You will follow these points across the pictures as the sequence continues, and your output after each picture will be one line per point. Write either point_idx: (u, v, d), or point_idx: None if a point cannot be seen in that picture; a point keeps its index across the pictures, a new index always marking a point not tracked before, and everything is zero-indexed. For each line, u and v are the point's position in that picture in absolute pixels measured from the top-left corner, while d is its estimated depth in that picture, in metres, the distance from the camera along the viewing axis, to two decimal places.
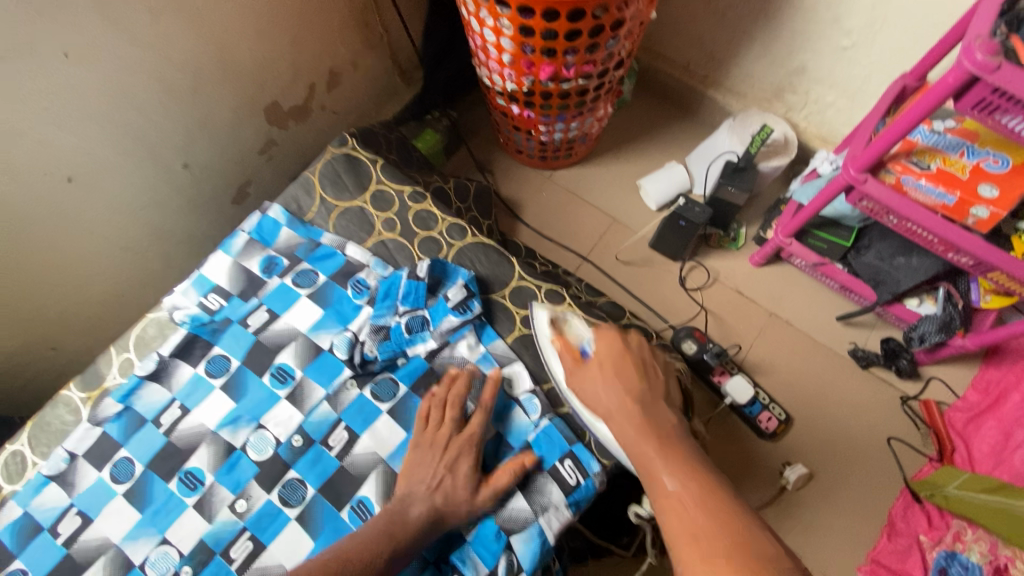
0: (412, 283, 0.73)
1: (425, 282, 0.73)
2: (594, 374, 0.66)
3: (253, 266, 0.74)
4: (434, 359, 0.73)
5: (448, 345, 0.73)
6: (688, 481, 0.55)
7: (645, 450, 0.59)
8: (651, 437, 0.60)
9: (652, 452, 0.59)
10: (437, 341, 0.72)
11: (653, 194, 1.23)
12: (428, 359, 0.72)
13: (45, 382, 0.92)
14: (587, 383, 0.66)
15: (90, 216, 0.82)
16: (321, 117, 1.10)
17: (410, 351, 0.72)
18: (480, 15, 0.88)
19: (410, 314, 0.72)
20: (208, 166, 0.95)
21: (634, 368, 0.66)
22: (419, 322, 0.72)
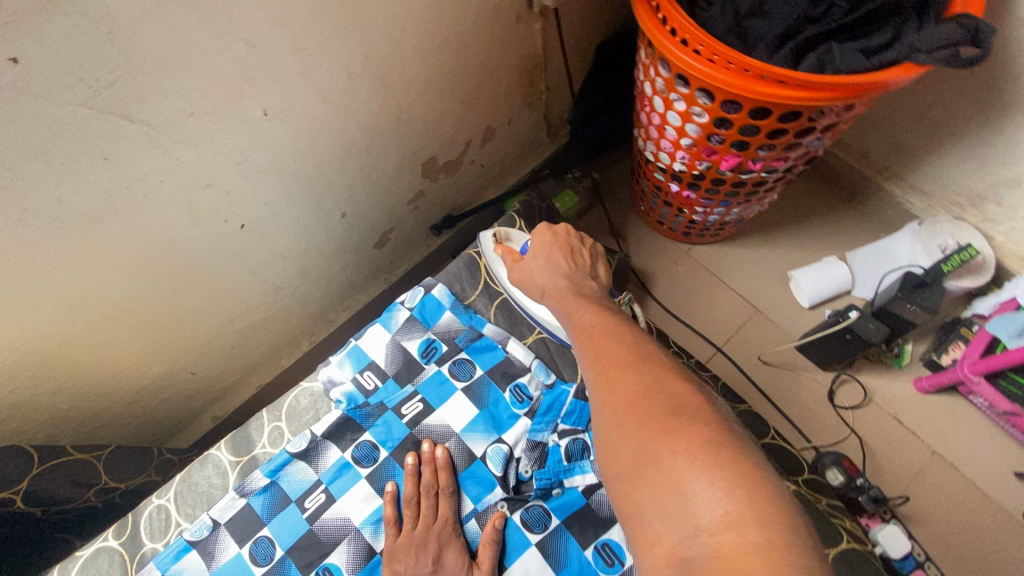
0: (578, 403, 0.70)
1: (592, 404, 0.70)
2: (529, 259, 0.71)
3: (412, 348, 0.73)
4: (591, 496, 0.67)
5: (608, 482, 0.67)
6: (599, 315, 0.61)
7: (614, 379, 0.54)
8: (624, 357, 0.55)
9: (629, 376, 0.53)
10: (597, 477, 0.67)
11: (806, 289, 1.11)
12: (585, 495, 0.67)
13: (179, 402, 0.94)
14: (542, 273, 0.69)
15: (251, 259, 0.83)
16: (469, 169, 1.09)
17: (565, 481, 0.67)
18: (669, 98, 0.82)
19: (570, 438, 0.69)
20: (360, 213, 0.94)
21: (582, 281, 0.67)
22: (579, 448, 0.68)
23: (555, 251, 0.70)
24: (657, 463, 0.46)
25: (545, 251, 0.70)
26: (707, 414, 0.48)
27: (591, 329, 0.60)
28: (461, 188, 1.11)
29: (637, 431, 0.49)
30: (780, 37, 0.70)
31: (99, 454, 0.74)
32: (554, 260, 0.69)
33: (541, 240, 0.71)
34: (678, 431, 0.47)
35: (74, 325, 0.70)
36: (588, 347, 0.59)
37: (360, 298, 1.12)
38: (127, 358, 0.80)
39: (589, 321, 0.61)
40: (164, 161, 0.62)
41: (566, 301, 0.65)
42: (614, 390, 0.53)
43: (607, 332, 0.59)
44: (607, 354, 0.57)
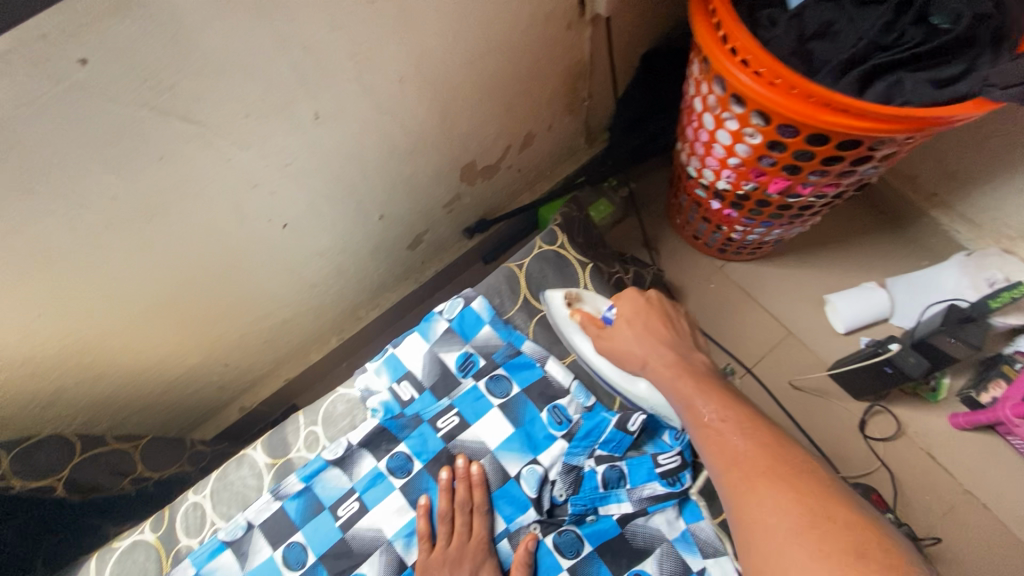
0: (618, 433, 0.68)
1: (633, 435, 0.68)
2: (621, 327, 0.68)
3: (449, 361, 0.73)
4: (626, 525, 0.66)
5: (644, 512, 0.66)
6: (719, 401, 0.59)
7: (760, 496, 0.51)
8: (774, 474, 0.52)
9: (779, 496, 0.50)
10: (633, 507, 0.65)
11: (842, 315, 1.09)
12: (620, 524, 0.65)
13: (210, 392, 0.95)
14: (638, 349, 0.65)
15: (291, 257, 0.84)
16: (507, 174, 1.08)
17: (600, 509, 0.66)
18: (721, 116, 0.80)
19: (608, 465, 0.67)
20: (397, 214, 0.94)
21: (694, 364, 0.64)
22: (617, 476, 0.67)
23: (651, 321, 0.67)
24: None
25: (637, 322, 0.67)
26: (885, 556, 0.44)
27: (725, 436, 0.56)
28: (497, 192, 1.11)
29: (802, 568, 0.45)
30: (847, 63, 0.67)
31: None
32: (662, 340, 0.66)
33: (635, 308, 0.68)
34: (859, 574, 0.43)
35: (119, 317, 0.71)
36: (721, 454, 0.55)
37: (391, 297, 1.12)
38: (166, 350, 0.81)
39: (724, 423, 0.57)
40: (217, 161, 0.62)
41: (684, 390, 0.61)
42: (762, 510, 0.50)
43: (747, 440, 0.55)
44: (746, 466, 0.53)
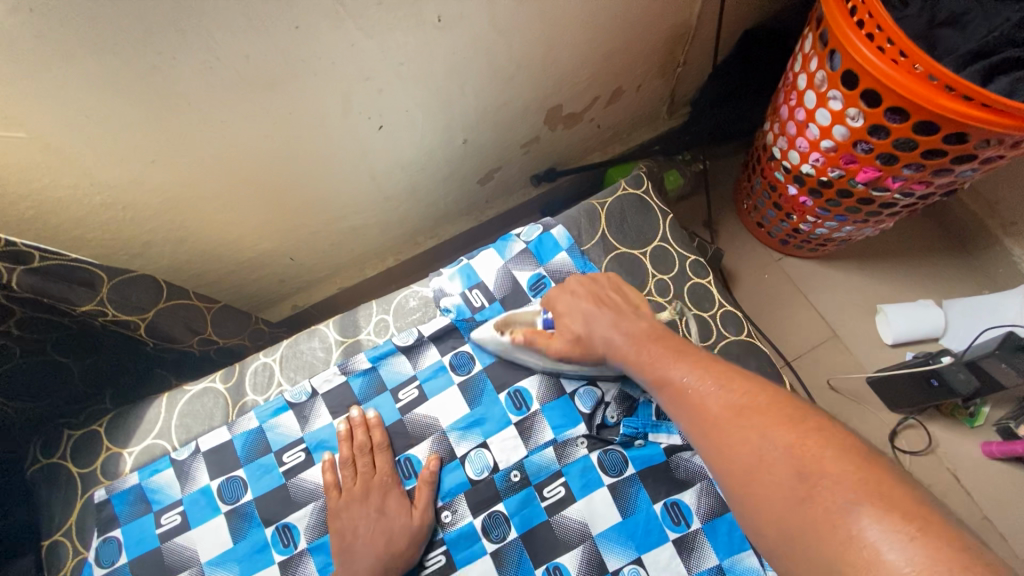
0: None
1: None
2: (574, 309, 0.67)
3: (522, 279, 0.77)
4: (671, 455, 0.68)
5: (690, 448, 0.69)
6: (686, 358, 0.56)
7: (755, 434, 0.46)
8: (769, 413, 0.47)
9: (781, 435, 0.45)
10: (682, 439, 0.68)
11: (893, 326, 1.08)
12: (666, 453, 0.68)
13: (271, 283, 0.99)
14: (592, 334, 0.65)
15: (376, 163, 0.86)
16: (586, 127, 1.09)
17: (650, 436, 0.69)
18: (824, 94, 0.79)
19: None
20: (479, 144, 0.96)
21: (643, 328, 0.62)
22: None
23: (588, 310, 0.66)
24: (828, 521, 0.39)
25: (580, 315, 0.67)
26: (912, 493, 0.39)
27: (702, 391, 0.52)
28: (572, 144, 1.11)
29: (791, 503, 0.42)
30: (975, 52, 0.67)
31: (210, 306, 0.78)
32: (618, 320, 0.64)
33: (571, 306, 0.68)
34: (886, 494, 0.39)
35: (216, 185, 0.75)
36: (699, 411, 0.51)
37: (449, 230, 1.14)
38: (245, 229, 0.85)
39: (711, 386, 0.52)
40: (342, 43, 0.65)
41: (649, 360, 0.58)
42: (760, 452, 0.45)
43: (736, 393, 0.50)
44: (734, 413, 0.49)
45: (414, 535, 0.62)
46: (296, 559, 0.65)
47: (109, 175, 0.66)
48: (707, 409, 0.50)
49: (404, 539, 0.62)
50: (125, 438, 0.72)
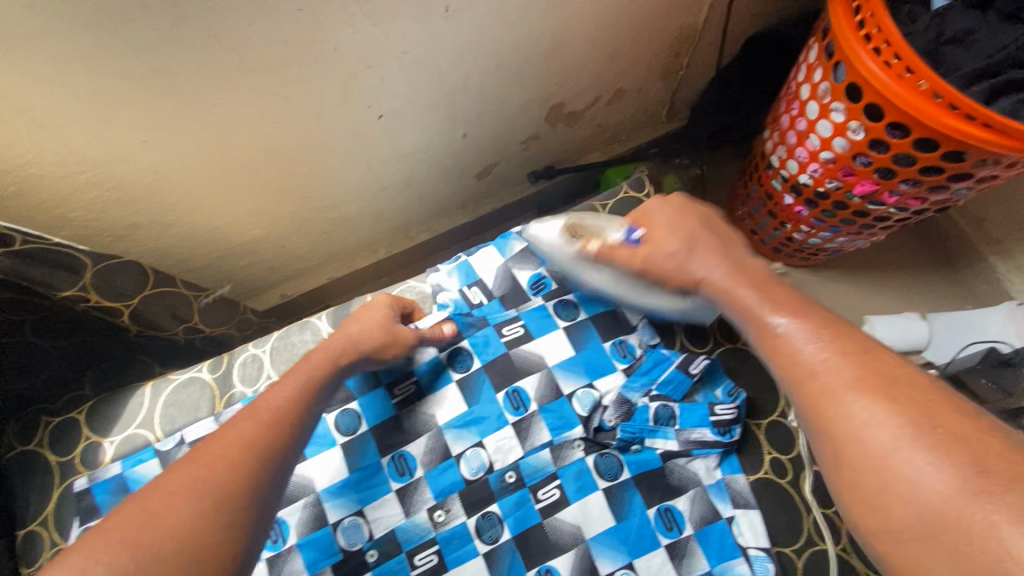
0: (679, 374, 0.72)
1: (693, 379, 0.72)
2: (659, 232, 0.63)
3: (522, 278, 0.78)
4: (667, 462, 0.69)
5: (686, 455, 0.69)
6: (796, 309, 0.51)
7: (865, 413, 0.42)
8: (887, 385, 0.43)
9: (895, 418, 0.41)
10: (679, 445, 0.69)
11: (879, 337, 1.10)
12: (662, 459, 0.68)
13: (259, 271, 0.96)
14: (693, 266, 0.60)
15: (373, 151, 0.84)
16: (587, 126, 1.08)
17: (646, 441, 0.69)
18: (827, 105, 0.80)
19: (661, 404, 0.71)
20: (480, 138, 0.95)
21: (736, 267, 0.58)
22: (667, 415, 0.70)
23: (679, 237, 0.62)
24: (966, 524, 0.34)
25: (670, 235, 0.63)
26: None
27: (802, 340, 0.48)
28: (572, 142, 1.10)
29: (940, 499, 0.36)
30: (979, 72, 0.68)
31: (197, 295, 0.77)
32: (716, 251, 0.60)
33: (669, 219, 0.64)
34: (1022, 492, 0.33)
35: (208, 167, 0.72)
36: (804, 370, 0.47)
37: (444, 224, 1.13)
38: (236, 215, 0.83)
39: (828, 342, 0.47)
40: (345, 29, 0.63)
41: (752, 303, 0.53)
42: (876, 429, 0.41)
43: (849, 347, 0.46)
44: (853, 377, 0.44)
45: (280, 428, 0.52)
46: (282, 557, 0.63)
47: (95, 153, 0.63)
48: (822, 375, 0.45)
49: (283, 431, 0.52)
50: (105, 427, 0.69)
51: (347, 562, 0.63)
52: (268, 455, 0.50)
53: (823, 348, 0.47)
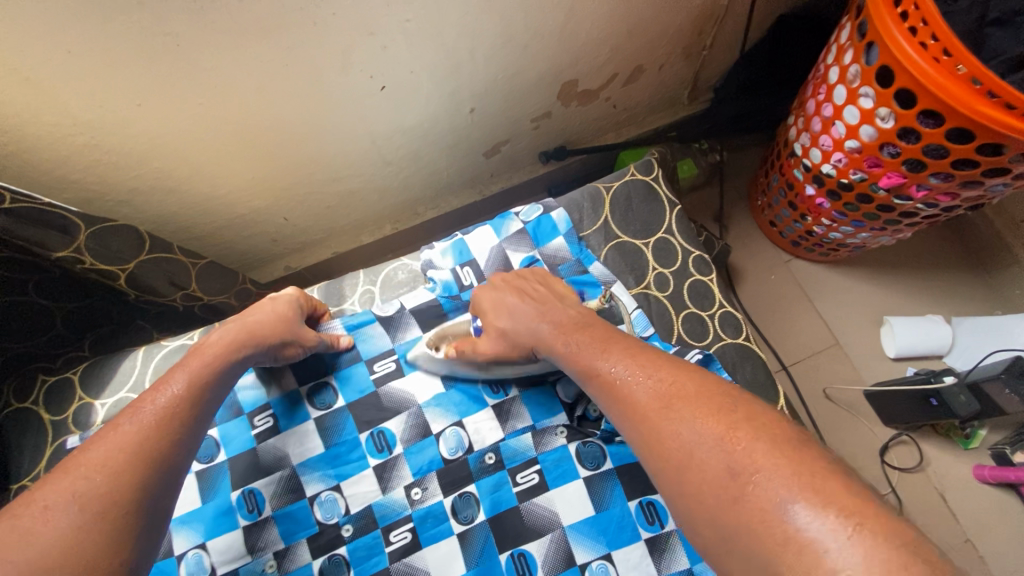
0: None
1: None
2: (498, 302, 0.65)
3: (514, 259, 0.72)
4: None
5: None
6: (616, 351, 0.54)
7: (686, 423, 0.45)
8: (698, 402, 0.46)
9: (713, 428, 0.44)
10: None
11: (898, 339, 1.05)
12: None
13: (263, 242, 0.96)
14: (517, 326, 0.62)
15: (376, 124, 0.82)
16: (602, 106, 1.03)
17: None
18: (856, 90, 0.75)
19: None
20: (489, 114, 0.92)
21: (569, 315, 0.61)
22: None
23: (512, 303, 0.64)
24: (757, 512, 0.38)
25: (506, 308, 0.64)
26: (845, 482, 0.38)
27: (631, 382, 0.51)
28: (585, 123, 1.06)
29: (722, 499, 0.40)
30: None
31: (195, 262, 0.76)
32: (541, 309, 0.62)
33: (497, 301, 0.65)
34: (818, 485, 0.38)
35: (206, 135, 0.71)
36: (629, 403, 0.50)
37: (450, 202, 1.11)
38: (236, 184, 0.82)
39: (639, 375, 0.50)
40: None
41: (579, 351, 0.56)
42: (693, 446, 0.44)
43: (664, 381, 0.49)
44: (662, 405, 0.47)
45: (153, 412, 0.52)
46: (259, 526, 0.63)
47: (94, 115, 0.62)
48: (641, 407, 0.48)
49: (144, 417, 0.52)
50: (99, 389, 0.71)
51: (323, 535, 0.63)
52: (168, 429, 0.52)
53: (633, 379, 0.51)
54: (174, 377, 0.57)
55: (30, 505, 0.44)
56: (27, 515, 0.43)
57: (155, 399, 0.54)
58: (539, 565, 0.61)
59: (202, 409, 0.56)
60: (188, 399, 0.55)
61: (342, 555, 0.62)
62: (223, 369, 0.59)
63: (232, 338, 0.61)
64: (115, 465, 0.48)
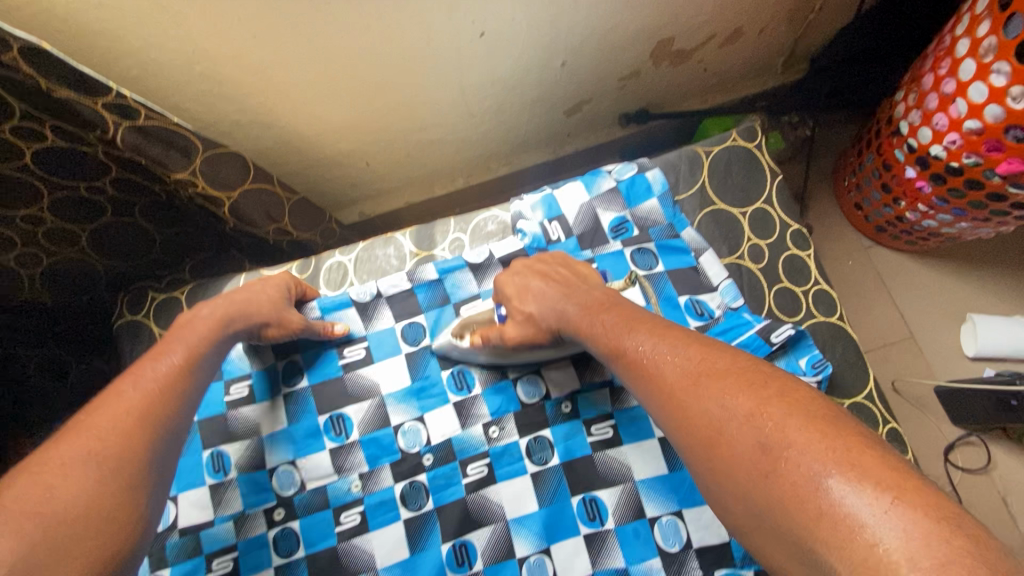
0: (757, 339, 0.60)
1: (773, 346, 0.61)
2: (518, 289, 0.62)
3: (604, 219, 0.69)
4: None
5: None
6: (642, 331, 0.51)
7: (714, 400, 0.43)
8: (728, 379, 0.44)
9: (743, 402, 0.41)
10: None
11: (980, 339, 1.00)
12: None
13: (344, 185, 0.98)
14: (545, 309, 0.59)
15: (467, 72, 0.81)
16: (693, 69, 0.99)
17: None
18: (988, 65, 0.69)
19: None
20: (579, 69, 0.89)
21: (597, 298, 0.58)
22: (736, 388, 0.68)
23: (538, 286, 0.61)
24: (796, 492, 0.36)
25: (530, 292, 0.61)
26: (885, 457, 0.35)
27: (656, 358, 0.49)
28: (673, 86, 1.02)
29: (755, 479, 0.39)
30: None
31: (290, 197, 0.79)
32: (568, 289, 0.59)
33: (521, 287, 0.62)
34: (855, 459, 0.35)
35: (308, 73, 0.72)
36: (654, 381, 0.48)
37: (523, 161, 1.10)
38: (328, 125, 0.83)
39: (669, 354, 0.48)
40: None
41: (607, 333, 0.53)
42: (725, 422, 0.42)
43: (693, 358, 0.47)
44: (690, 382, 0.45)
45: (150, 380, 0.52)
46: (344, 448, 0.63)
47: (212, 47, 0.64)
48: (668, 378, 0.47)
49: (144, 384, 0.52)
50: None
51: (405, 462, 0.63)
52: (172, 400, 0.52)
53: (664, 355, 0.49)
54: (170, 348, 0.56)
55: (46, 465, 0.44)
56: (46, 471, 0.43)
57: (155, 366, 0.54)
58: (610, 513, 0.59)
59: (198, 379, 0.56)
60: (185, 368, 0.55)
61: (423, 482, 0.62)
62: (215, 346, 0.58)
63: (223, 313, 0.60)
64: (123, 425, 0.48)
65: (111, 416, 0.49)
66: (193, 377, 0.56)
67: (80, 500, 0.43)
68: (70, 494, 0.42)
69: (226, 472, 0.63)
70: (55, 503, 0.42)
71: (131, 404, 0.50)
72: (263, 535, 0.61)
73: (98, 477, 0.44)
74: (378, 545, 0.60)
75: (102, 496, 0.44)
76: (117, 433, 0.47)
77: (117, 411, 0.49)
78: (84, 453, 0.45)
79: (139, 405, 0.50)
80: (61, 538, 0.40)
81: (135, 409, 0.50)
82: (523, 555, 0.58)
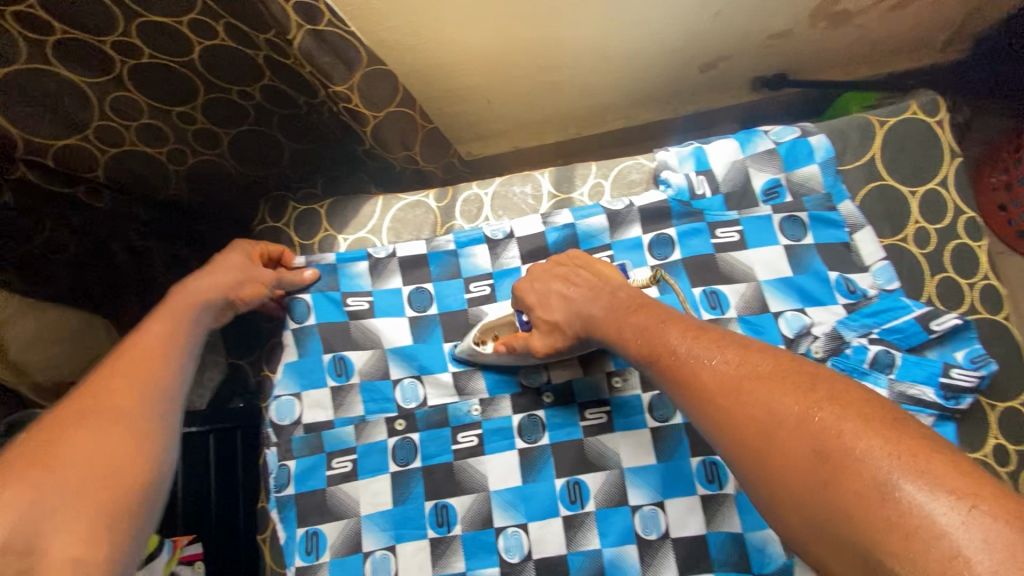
0: (915, 326, 0.58)
1: (929, 336, 0.58)
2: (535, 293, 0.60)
3: (756, 180, 0.66)
4: None
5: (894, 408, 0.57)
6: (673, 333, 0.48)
7: (761, 406, 0.40)
8: (774, 381, 0.41)
9: (789, 406, 0.38)
10: (891, 395, 0.56)
11: None
12: None
13: (463, 121, 0.97)
14: (567, 316, 0.58)
15: (617, 12, 0.78)
16: (847, 34, 0.91)
17: None
18: None
19: (883, 347, 0.58)
20: (730, 21, 0.84)
21: (621, 299, 0.55)
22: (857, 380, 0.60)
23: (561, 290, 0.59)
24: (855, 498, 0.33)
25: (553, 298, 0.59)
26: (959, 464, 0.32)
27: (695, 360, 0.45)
28: (819, 51, 0.95)
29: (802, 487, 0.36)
30: None
31: (425, 124, 0.78)
32: (592, 293, 0.57)
33: (543, 294, 0.60)
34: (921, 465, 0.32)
35: None
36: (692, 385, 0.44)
37: (640, 117, 1.05)
38: (464, 55, 0.82)
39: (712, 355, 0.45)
40: None
41: (640, 337, 0.50)
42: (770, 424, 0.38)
43: (732, 360, 0.43)
44: (732, 388, 0.42)
45: (134, 349, 0.54)
46: (467, 373, 0.66)
47: None
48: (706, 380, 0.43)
49: (133, 351, 0.54)
50: (341, 224, 0.73)
51: (524, 396, 0.64)
52: (161, 364, 0.54)
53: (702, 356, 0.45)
54: (149, 322, 0.57)
55: (51, 425, 0.47)
56: (50, 432, 0.46)
57: (138, 339, 0.55)
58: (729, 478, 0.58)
59: (184, 339, 0.57)
60: (165, 334, 0.56)
61: (540, 417, 0.63)
62: (193, 312, 0.59)
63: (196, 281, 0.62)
64: (115, 390, 0.50)
65: (95, 383, 0.50)
66: (178, 341, 0.57)
67: (86, 454, 0.45)
68: (65, 451, 0.45)
69: (347, 376, 0.66)
70: (60, 455, 0.44)
71: (114, 372, 0.52)
72: (382, 442, 0.64)
73: (93, 436, 0.46)
74: (493, 468, 0.62)
75: (101, 453, 0.46)
76: (111, 393, 0.50)
77: (104, 380, 0.51)
78: (80, 411, 0.47)
79: (132, 369, 0.52)
80: (65, 495, 0.43)
81: (122, 373, 0.51)
82: (637, 503, 0.59)
